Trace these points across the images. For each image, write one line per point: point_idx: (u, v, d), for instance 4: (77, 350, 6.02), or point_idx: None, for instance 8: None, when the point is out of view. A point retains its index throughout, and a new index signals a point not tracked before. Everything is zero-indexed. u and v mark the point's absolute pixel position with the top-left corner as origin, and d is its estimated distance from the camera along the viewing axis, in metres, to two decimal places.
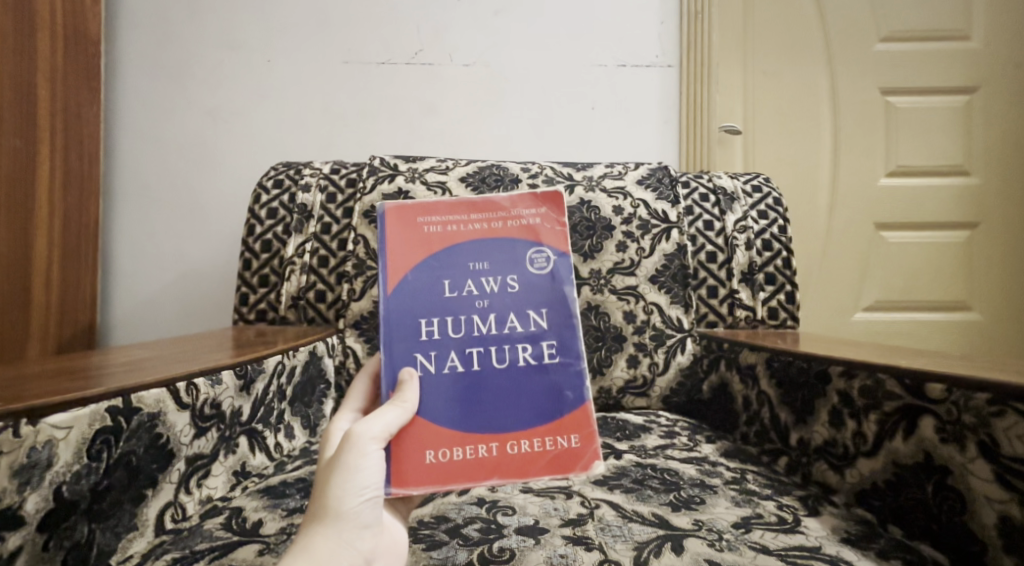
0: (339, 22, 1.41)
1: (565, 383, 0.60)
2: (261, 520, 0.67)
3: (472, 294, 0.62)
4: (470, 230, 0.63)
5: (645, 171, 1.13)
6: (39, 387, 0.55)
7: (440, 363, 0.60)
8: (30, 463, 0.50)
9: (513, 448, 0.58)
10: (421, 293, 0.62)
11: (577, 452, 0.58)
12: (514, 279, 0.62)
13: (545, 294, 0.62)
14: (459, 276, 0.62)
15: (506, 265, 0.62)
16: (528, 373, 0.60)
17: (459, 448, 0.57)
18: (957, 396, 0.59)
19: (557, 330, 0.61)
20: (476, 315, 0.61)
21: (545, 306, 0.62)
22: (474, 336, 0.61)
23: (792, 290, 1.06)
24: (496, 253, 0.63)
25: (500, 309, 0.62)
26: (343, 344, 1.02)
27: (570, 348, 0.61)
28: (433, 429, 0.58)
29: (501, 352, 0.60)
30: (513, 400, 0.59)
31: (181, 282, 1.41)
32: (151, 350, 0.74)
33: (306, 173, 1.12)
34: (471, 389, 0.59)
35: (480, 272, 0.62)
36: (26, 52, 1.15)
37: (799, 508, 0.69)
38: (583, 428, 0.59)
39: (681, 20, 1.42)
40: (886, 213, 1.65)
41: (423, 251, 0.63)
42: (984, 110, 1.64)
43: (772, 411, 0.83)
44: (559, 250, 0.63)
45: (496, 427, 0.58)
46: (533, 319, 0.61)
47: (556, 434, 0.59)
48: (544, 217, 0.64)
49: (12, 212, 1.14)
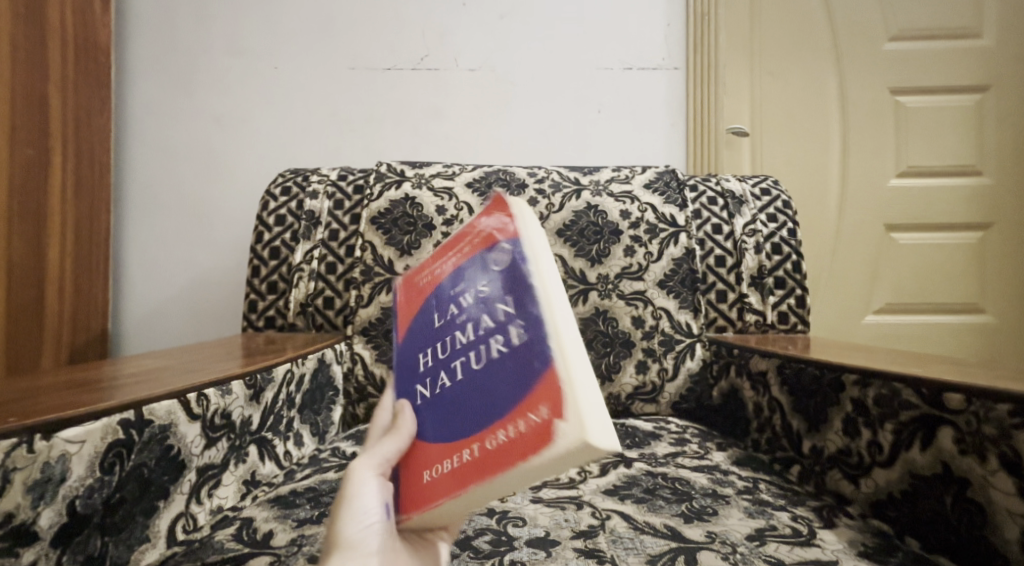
0: (345, 27, 1.41)
1: (535, 353, 0.48)
2: (272, 530, 0.66)
3: (449, 315, 0.55)
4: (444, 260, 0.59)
5: (652, 175, 1.13)
6: (52, 400, 0.55)
7: (431, 388, 0.53)
8: (43, 477, 0.50)
9: (492, 444, 0.47)
10: (415, 333, 0.57)
11: (547, 427, 0.45)
12: (480, 281, 0.54)
13: (506, 279, 0.53)
14: (439, 300, 0.56)
15: (472, 274, 0.55)
16: (501, 368, 0.49)
17: (444, 460, 0.48)
18: (977, 407, 0.58)
19: (520, 309, 0.51)
20: (457, 331, 0.54)
21: (506, 291, 0.52)
22: (458, 350, 0.53)
23: (803, 294, 1.05)
24: (464, 268, 0.56)
25: (476, 314, 0.53)
26: (351, 351, 1.02)
27: (536, 319, 0.50)
28: (429, 447, 0.50)
29: (478, 354, 0.51)
30: (490, 394, 0.49)
31: (190, 288, 1.41)
32: (162, 360, 0.74)
33: (314, 180, 1.12)
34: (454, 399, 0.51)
35: (453, 291, 0.56)
36: (37, 61, 1.16)
37: (814, 519, 0.69)
38: (556, 396, 0.46)
39: (686, 21, 1.42)
40: (897, 215, 1.63)
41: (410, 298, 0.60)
42: (996, 109, 1.63)
43: (784, 418, 0.83)
44: (513, 238, 0.54)
45: (474, 430, 0.48)
46: (500, 310, 0.52)
47: (529, 410, 0.46)
48: (495, 218, 0.57)
49: (25, 222, 1.15)
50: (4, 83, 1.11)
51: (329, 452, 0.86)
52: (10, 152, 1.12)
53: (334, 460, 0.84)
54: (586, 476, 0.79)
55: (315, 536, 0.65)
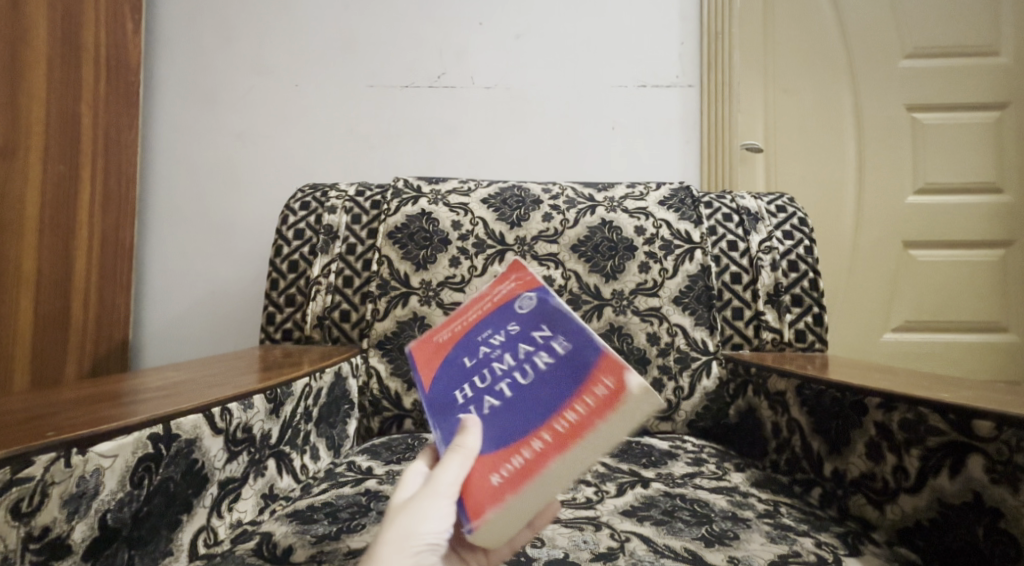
0: (364, 46, 1.43)
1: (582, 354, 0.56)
2: (292, 546, 0.66)
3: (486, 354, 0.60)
4: (469, 319, 0.64)
5: (667, 192, 1.13)
6: (85, 416, 0.56)
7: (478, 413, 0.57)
8: (78, 492, 0.52)
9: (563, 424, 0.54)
10: (445, 372, 0.61)
11: (620, 387, 0.54)
12: (512, 324, 0.61)
13: (538, 315, 0.60)
14: (464, 348, 0.62)
15: (503, 319, 0.62)
16: (552, 369, 0.57)
17: (512, 457, 0.54)
18: (1009, 436, 0.59)
19: (563, 330, 0.59)
20: (493, 362, 0.59)
21: (541, 322, 0.60)
22: (500, 376, 0.58)
23: (820, 312, 1.04)
24: (496, 318, 0.62)
25: (511, 347, 0.60)
26: (367, 363, 1.03)
27: (549, 313, 0.60)
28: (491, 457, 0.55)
29: (523, 371, 0.58)
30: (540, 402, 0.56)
31: (210, 299, 1.42)
32: (184, 373, 0.75)
33: (332, 195, 1.13)
34: (545, 383, 0.56)
35: (485, 336, 0.62)
36: (72, 80, 1.19)
37: (839, 546, 0.68)
38: (613, 369, 0.55)
39: (701, 40, 1.42)
40: (913, 232, 1.62)
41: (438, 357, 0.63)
42: (1015, 127, 1.62)
43: (804, 440, 0.82)
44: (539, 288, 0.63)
45: (541, 417, 0.55)
46: (538, 336, 0.59)
47: (592, 385, 0.55)
48: (517, 281, 0.65)
49: (56, 234, 1.17)
50: (40, 101, 1.13)
51: (345, 466, 0.86)
52: (43, 168, 1.14)
53: (350, 474, 0.83)
54: (603, 496, 0.78)
55: (335, 553, 0.65)
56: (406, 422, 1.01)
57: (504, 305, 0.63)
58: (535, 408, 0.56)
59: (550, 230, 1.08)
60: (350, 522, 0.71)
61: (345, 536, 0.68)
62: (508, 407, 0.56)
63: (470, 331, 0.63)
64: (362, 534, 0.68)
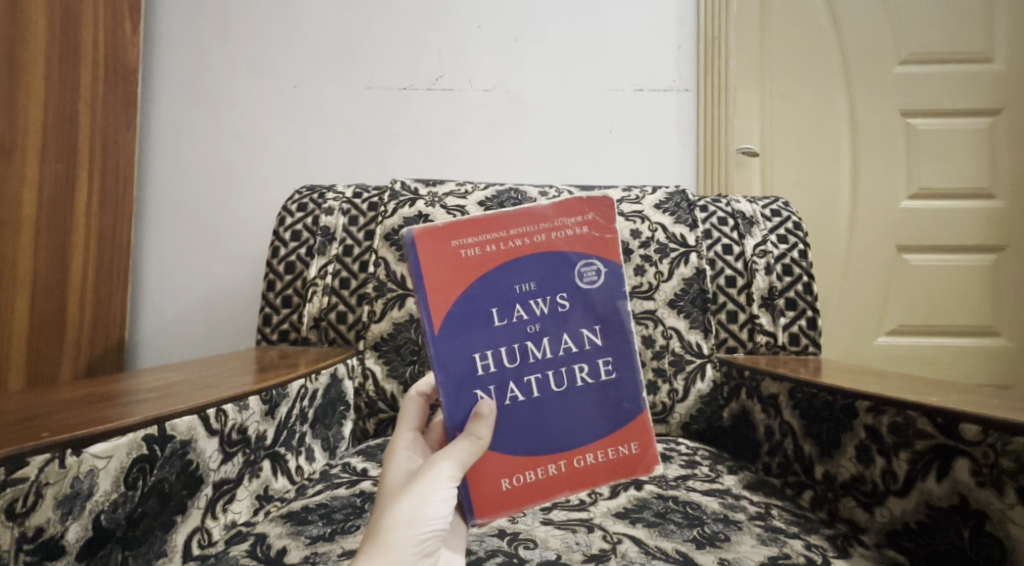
0: (362, 47, 1.43)
1: (622, 397, 0.61)
2: (286, 547, 0.67)
3: (522, 319, 0.60)
4: (509, 247, 0.61)
5: (663, 195, 1.13)
6: (81, 416, 0.56)
7: (501, 396, 0.59)
8: (73, 492, 0.52)
9: (580, 462, 0.60)
10: (466, 314, 0.60)
11: (638, 457, 0.61)
12: (563, 297, 0.61)
13: (596, 310, 0.61)
14: (496, 290, 0.60)
15: (555, 284, 0.61)
16: (587, 393, 0.61)
17: (529, 474, 0.59)
18: (994, 440, 0.59)
19: (609, 345, 0.61)
20: (529, 341, 0.60)
21: (597, 323, 0.61)
22: (531, 361, 0.60)
23: (814, 316, 1.05)
24: (545, 273, 0.61)
25: (552, 331, 0.61)
26: (363, 365, 1.03)
27: (606, 314, 0.61)
28: (507, 459, 0.59)
29: (559, 375, 0.60)
30: (566, 425, 0.60)
31: (206, 300, 1.43)
32: (181, 373, 0.75)
33: (329, 197, 1.13)
34: (578, 405, 0.61)
35: (526, 294, 0.60)
36: (70, 79, 1.19)
37: (828, 548, 0.69)
38: (642, 434, 0.61)
39: (698, 45, 1.43)
40: (908, 236, 1.63)
41: (462, 280, 0.60)
42: (1008, 132, 1.63)
43: (795, 443, 0.82)
44: (608, 264, 0.62)
45: (564, 445, 0.60)
46: (586, 337, 0.61)
47: (619, 442, 0.61)
48: (589, 225, 0.62)
49: (53, 233, 1.17)
50: (37, 100, 1.13)
51: (340, 467, 0.86)
52: (40, 167, 1.14)
53: (345, 476, 0.83)
54: (597, 498, 0.79)
55: (329, 554, 0.66)
56: None
57: (558, 258, 0.61)
58: (559, 431, 0.60)
59: None
60: (344, 523, 0.71)
61: (339, 538, 0.69)
62: (534, 414, 0.60)
63: (505, 269, 0.60)
64: (357, 535, 0.69)
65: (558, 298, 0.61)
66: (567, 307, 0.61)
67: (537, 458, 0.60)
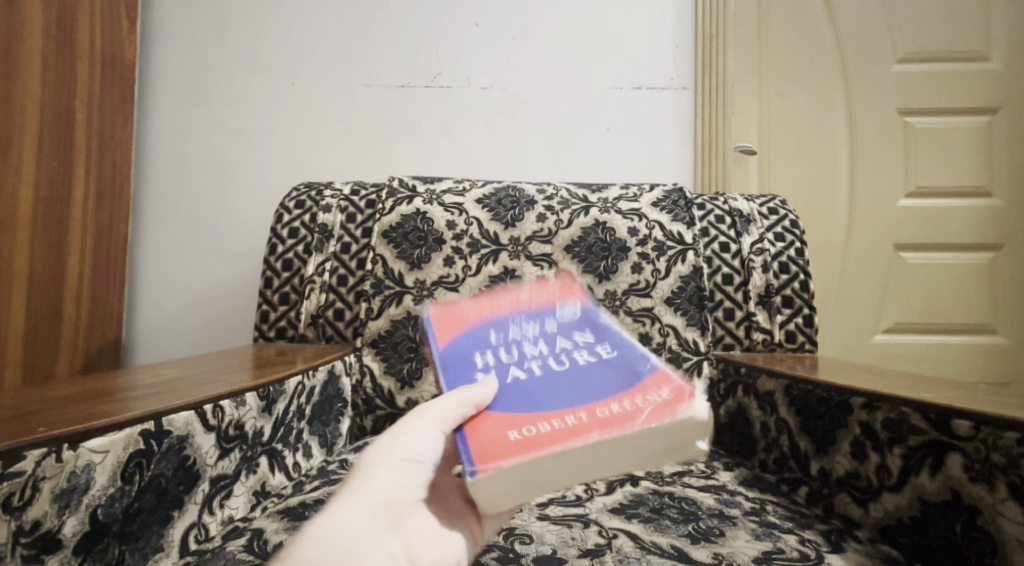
0: (360, 45, 1.43)
1: (634, 360, 0.57)
2: (282, 542, 0.67)
3: (517, 334, 0.61)
4: (497, 293, 0.65)
5: (660, 194, 1.14)
6: (78, 411, 0.56)
7: (503, 377, 0.57)
8: (70, 486, 0.52)
9: (602, 412, 0.52)
10: (464, 337, 0.61)
11: (671, 399, 0.53)
12: (551, 315, 0.62)
13: (584, 317, 0.62)
14: (490, 320, 0.62)
15: (543, 308, 0.63)
16: (597, 368, 0.57)
17: (541, 424, 0.52)
18: (986, 435, 0.60)
19: (606, 335, 0.60)
20: (526, 342, 0.60)
21: (587, 325, 0.62)
22: (529, 355, 0.59)
23: (810, 313, 1.05)
24: (532, 303, 0.64)
25: (547, 336, 0.60)
26: (361, 362, 1.03)
27: (595, 321, 0.62)
28: (516, 415, 0.53)
29: (562, 359, 0.58)
30: (578, 391, 0.55)
31: (203, 297, 1.43)
32: (177, 370, 0.75)
33: (327, 194, 1.13)
34: (590, 372, 0.56)
35: (518, 318, 0.62)
36: (66, 76, 1.19)
37: (822, 543, 0.69)
38: (668, 382, 0.55)
39: (695, 43, 1.43)
40: (905, 235, 1.64)
41: (458, 320, 0.62)
42: (1004, 131, 1.64)
43: (791, 440, 0.83)
44: (586, 294, 0.65)
45: (580, 400, 0.54)
46: (581, 337, 0.60)
47: (643, 392, 0.54)
48: (562, 279, 0.67)
49: (49, 230, 1.17)
50: (33, 96, 1.13)
51: (338, 464, 0.86)
52: (36, 164, 1.14)
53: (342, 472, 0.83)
54: (593, 493, 0.79)
55: None
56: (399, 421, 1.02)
57: (543, 295, 0.65)
58: (573, 392, 0.55)
59: (545, 230, 1.09)
60: None
61: None
62: (542, 387, 0.55)
63: (496, 305, 0.63)
64: None
65: (551, 321, 0.62)
66: (560, 323, 0.61)
67: (550, 413, 0.53)
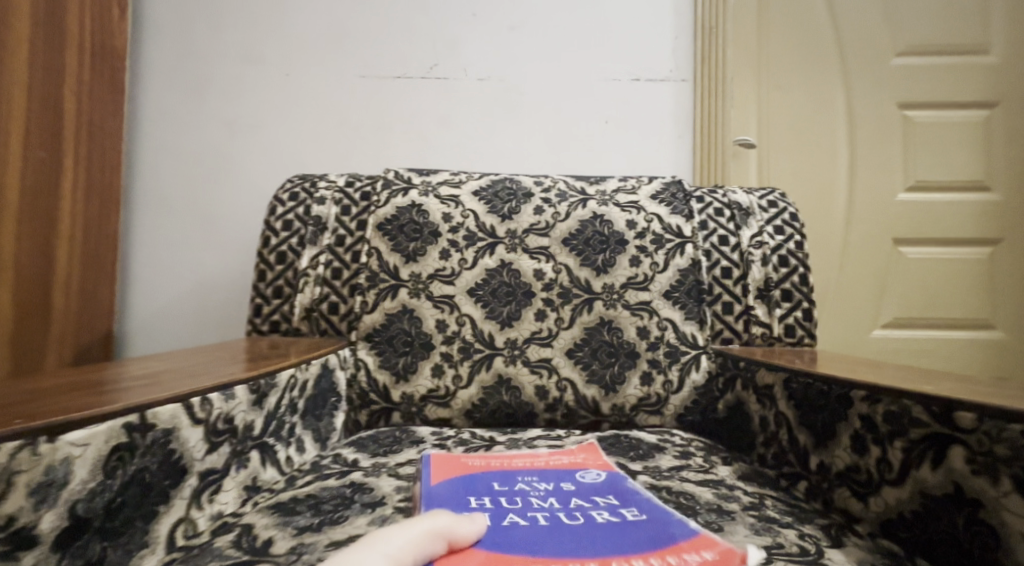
0: (356, 36, 1.41)
1: (670, 527, 0.64)
2: (272, 538, 0.65)
3: (527, 488, 0.73)
4: (514, 463, 0.81)
5: (659, 186, 1.12)
6: (59, 403, 0.55)
7: (499, 518, 0.66)
8: (47, 480, 0.50)
9: (626, 565, 0.58)
10: (462, 484, 0.74)
11: (722, 558, 0.58)
12: (568, 483, 0.75)
13: (600, 486, 0.74)
14: (494, 475, 0.76)
15: (557, 476, 0.76)
16: (610, 524, 0.65)
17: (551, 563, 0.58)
18: (989, 427, 0.58)
19: (629, 502, 0.70)
20: (534, 496, 0.71)
21: (608, 492, 0.72)
22: (534, 506, 0.69)
23: (810, 307, 1.04)
24: (549, 472, 0.77)
25: (557, 494, 0.72)
26: (355, 356, 1.02)
27: (611, 488, 0.73)
28: (512, 556, 0.59)
29: (575, 513, 0.67)
30: (590, 540, 0.62)
31: (196, 291, 1.41)
32: (167, 363, 0.74)
33: (321, 186, 1.11)
34: (603, 533, 0.63)
35: (531, 479, 0.75)
36: (54, 66, 1.17)
37: (822, 538, 0.68)
38: (715, 546, 0.60)
39: (694, 34, 1.42)
40: (904, 228, 1.62)
41: (462, 470, 0.77)
42: (1005, 124, 1.62)
43: (790, 434, 0.82)
44: (606, 470, 0.79)
45: (594, 550, 0.60)
46: (602, 500, 0.71)
47: (677, 555, 0.59)
48: (586, 458, 0.84)
49: (36, 222, 1.15)
50: (20, 86, 1.11)
51: (331, 459, 0.85)
52: (23, 154, 1.12)
53: (336, 467, 0.82)
54: None
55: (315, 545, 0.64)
56: (394, 415, 1.01)
57: (560, 469, 0.79)
58: (598, 546, 0.61)
59: (542, 223, 1.07)
60: (331, 514, 0.70)
61: (327, 528, 0.68)
62: (556, 530, 0.63)
63: (508, 471, 0.78)
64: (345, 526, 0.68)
65: (563, 483, 0.74)
66: (573, 486, 0.74)
67: (564, 554, 0.59)
